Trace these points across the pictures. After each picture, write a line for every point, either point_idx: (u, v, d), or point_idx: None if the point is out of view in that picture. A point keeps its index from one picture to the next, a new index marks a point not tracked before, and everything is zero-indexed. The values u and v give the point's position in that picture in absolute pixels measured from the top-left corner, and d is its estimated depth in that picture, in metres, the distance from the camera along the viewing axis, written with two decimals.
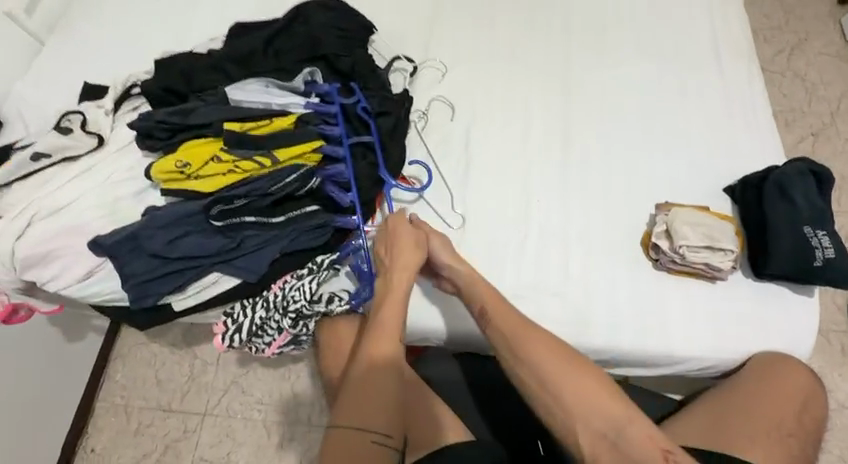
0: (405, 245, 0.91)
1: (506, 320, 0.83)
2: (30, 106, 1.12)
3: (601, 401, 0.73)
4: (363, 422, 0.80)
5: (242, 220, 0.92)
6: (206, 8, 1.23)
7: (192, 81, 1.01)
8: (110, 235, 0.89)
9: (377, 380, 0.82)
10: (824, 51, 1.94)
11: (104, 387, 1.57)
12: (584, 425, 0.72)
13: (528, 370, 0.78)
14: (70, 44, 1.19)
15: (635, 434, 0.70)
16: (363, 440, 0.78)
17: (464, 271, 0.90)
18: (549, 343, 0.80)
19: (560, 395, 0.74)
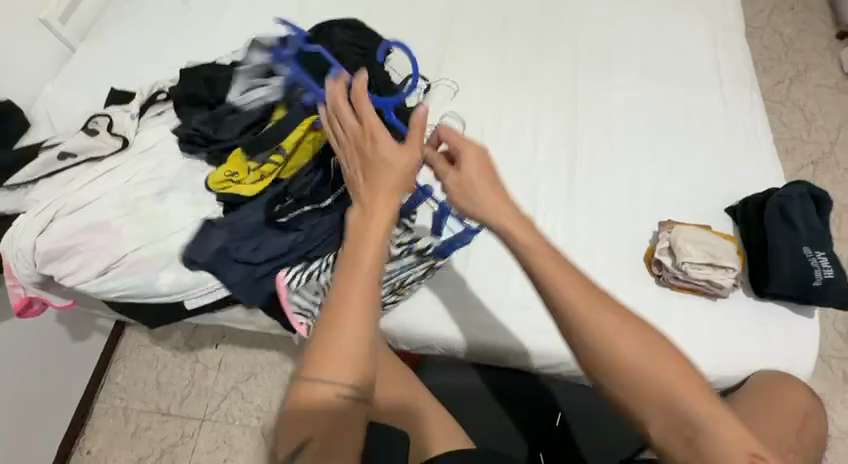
0: (388, 155, 0.68)
1: (575, 288, 0.64)
2: (58, 109, 1.18)
3: (683, 395, 0.59)
4: (326, 373, 0.61)
5: (306, 209, 0.96)
6: (230, 22, 1.29)
7: (215, 88, 1.04)
8: (198, 253, 0.92)
9: (343, 326, 0.62)
10: (822, 83, 2.00)
11: (104, 387, 1.57)
12: (657, 418, 0.60)
13: (601, 352, 0.62)
14: (98, 51, 1.25)
15: (721, 435, 0.58)
16: (323, 391, 0.61)
17: (511, 223, 0.69)
18: (628, 319, 0.63)
19: (639, 383, 0.60)
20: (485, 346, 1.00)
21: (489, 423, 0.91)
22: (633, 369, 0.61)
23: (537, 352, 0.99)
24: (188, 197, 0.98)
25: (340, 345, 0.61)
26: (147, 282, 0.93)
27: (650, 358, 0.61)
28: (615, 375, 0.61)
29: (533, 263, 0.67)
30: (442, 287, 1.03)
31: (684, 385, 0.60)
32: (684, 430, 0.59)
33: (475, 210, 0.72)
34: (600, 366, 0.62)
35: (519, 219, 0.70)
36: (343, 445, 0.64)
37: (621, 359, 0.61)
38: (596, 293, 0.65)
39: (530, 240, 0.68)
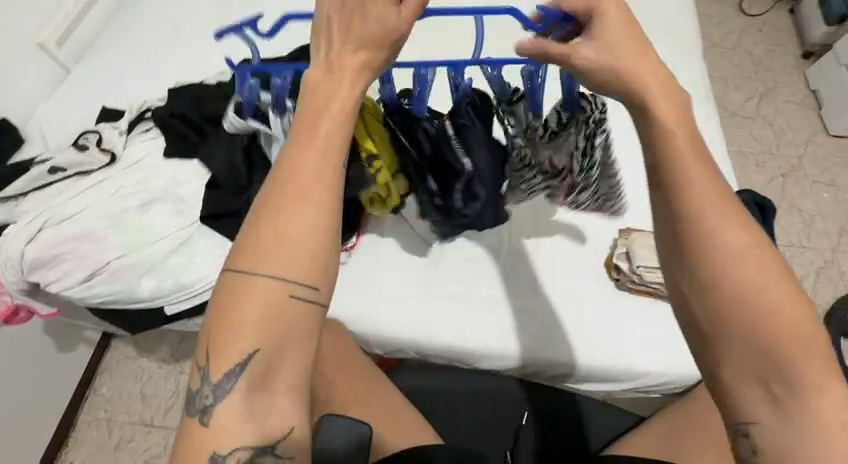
0: (371, 24, 0.63)
1: (707, 189, 0.63)
2: (53, 127, 1.24)
3: (782, 328, 0.58)
4: (273, 270, 0.60)
5: (458, 163, 0.91)
6: (218, 46, 1.37)
7: (202, 107, 1.10)
8: (449, 228, 1.07)
9: (292, 222, 0.60)
10: (790, 99, 2.09)
11: (89, 399, 1.59)
12: (745, 344, 0.59)
13: (720, 253, 0.61)
14: (93, 73, 1.32)
15: (805, 374, 0.58)
16: (276, 295, 0.59)
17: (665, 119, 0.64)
18: (751, 246, 0.61)
19: (740, 300, 0.60)
20: (456, 349, 1.04)
21: (458, 422, 0.95)
22: (747, 293, 0.60)
23: (506, 355, 1.03)
24: (171, 208, 1.04)
25: (292, 246, 0.60)
26: (128, 288, 0.98)
27: (764, 289, 0.59)
28: (723, 291, 0.60)
29: (675, 170, 0.63)
30: (412, 292, 1.08)
31: (787, 297, 0.60)
32: (766, 379, 0.59)
33: (618, 74, 0.65)
34: (697, 279, 0.62)
35: (668, 115, 0.64)
36: (286, 366, 0.60)
37: (727, 281, 0.60)
38: (727, 208, 0.63)
39: (672, 125, 0.64)
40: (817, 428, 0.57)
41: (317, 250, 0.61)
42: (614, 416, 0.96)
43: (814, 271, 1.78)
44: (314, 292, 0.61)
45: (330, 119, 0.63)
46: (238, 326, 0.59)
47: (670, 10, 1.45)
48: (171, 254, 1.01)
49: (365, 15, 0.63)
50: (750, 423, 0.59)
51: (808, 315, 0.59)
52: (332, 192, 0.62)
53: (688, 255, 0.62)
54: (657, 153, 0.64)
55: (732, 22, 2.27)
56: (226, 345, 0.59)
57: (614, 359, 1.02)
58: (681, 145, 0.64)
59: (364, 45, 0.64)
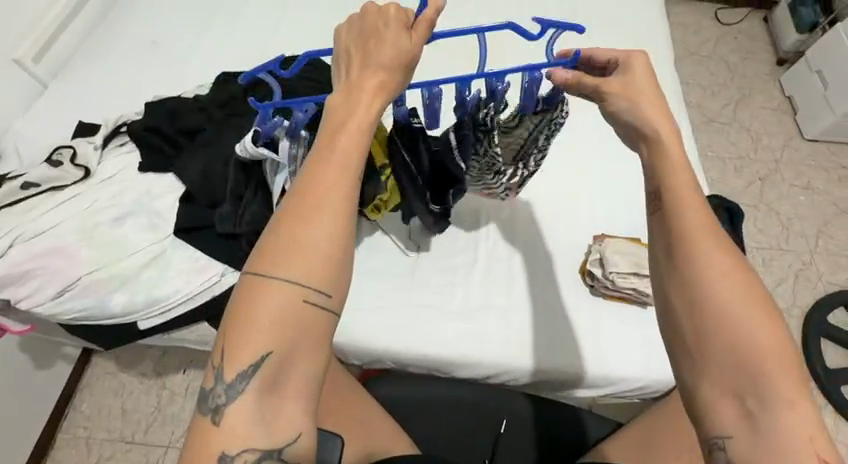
0: (389, 55, 0.66)
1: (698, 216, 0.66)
2: (27, 143, 1.24)
3: (762, 346, 0.59)
4: (296, 275, 0.61)
5: (454, 167, 0.95)
6: (197, 60, 1.38)
7: (176, 121, 1.12)
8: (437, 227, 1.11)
9: (311, 235, 0.61)
10: (765, 105, 2.14)
11: (68, 417, 1.56)
12: (723, 364, 0.60)
13: (710, 276, 0.63)
14: (70, 88, 1.32)
15: (782, 403, 0.57)
16: (291, 298, 0.60)
17: (672, 147, 0.70)
18: (735, 262, 0.64)
19: (725, 321, 0.61)
20: (432, 359, 1.04)
21: (436, 431, 0.95)
22: (727, 304, 0.61)
23: (482, 364, 1.03)
24: (145, 222, 1.04)
25: (310, 253, 0.61)
26: (100, 303, 0.97)
27: (746, 303, 0.61)
28: (710, 312, 0.61)
29: (675, 192, 0.68)
30: (389, 302, 1.08)
31: (767, 326, 0.60)
32: (740, 392, 0.59)
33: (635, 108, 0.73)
34: (681, 287, 0.64)
35: (676, 147, 0.70)
36: (298, 373, 0.60)
37: (711, 291, 0.62)
38: (718, 235, 0.65)
39: (673, 153, 0.70)
40: (790, 443, 0.56)
41: (333, 257, 0.62)
42: (590, 420, 0.95)
43: (793, 273, 1.80)
44: (327, 300, 0.61)
45: (348, 136, 0.64)
46: (252, 327, 0.59)
47: (641, 22, 1.50)
48: (144, 268, 1.00)
49: (382, 43, 0.66)
50: (725, 436, 0.59)
51: (785, 336, 0.60)
52: (349, 203, 0.63)
53: (678, 274, 0.64)
54: (656, 178, 0.70)
55: (708, 31, 2.32)
56: (236, 346, 0.59)
57: (592, 365, 1.02)
58: (670, 169, 0.69)
59: (384, 66, 0.65)
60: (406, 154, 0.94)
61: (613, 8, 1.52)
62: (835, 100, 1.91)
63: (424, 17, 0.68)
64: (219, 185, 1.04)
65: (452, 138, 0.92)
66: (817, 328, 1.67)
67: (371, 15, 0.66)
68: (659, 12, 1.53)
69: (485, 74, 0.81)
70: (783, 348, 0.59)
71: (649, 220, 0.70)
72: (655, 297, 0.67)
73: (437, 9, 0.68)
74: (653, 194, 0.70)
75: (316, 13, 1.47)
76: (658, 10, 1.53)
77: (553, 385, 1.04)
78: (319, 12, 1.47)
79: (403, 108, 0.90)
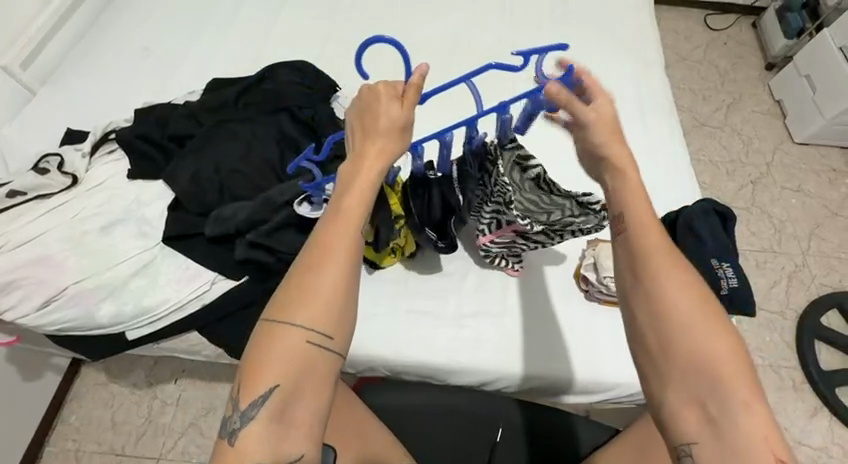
0: (384, 116, 0.67)
1: (658, 249, 0.70)
2: (15, 150, 1.22)
3: (723, 370, 0.64)
4: (304, 317, 0.63)
5: (457, 199, 0.96)
6: (189, 67, 1.38)
7: (166, 127, 1.11)
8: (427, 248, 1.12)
9: (318, 279, 0.64)
10: (756, 110, 2.16)
11: (56, 430, 1.53)
12: (685, 385, 0.65)
13: (669, 307, 0.67)
14: (59, 95, 1.31)
15: (743, 422, 0.61)
16: (298, 338, 0.62)
17: (634, 182, 0.73)
18: (692, 284, 0.68)
19: (686, 348, 0.65)
20: (427, 367, 1.03)
21: (429, 440, 0.93)
22: (686, 324, 0.66)
23: (477, 371, 1.02)
24: (134, 230, 1.02)
25: (318, 296, 0.64)
26: (87, 314, 0.95)
27: (702, 322, 0.66)
28: (671, 339, 0.66)
29: (635, 227, 0.71)
30: (383, 311, 1.07)
31: (726, 353, 0.64)
32: (701, 398, 0.64)
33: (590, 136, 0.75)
34: (646, 308, 0.68)
35: (639, 183, 0.74)
36: (302, 406, 0.61)
37: (671, 310, 0.67)
38: (678, 268, 0.69)
39: (632, 186, 0.73)
40: (749, 447, 0.60)
41: (340, 298, 0.64)
42: (586, 426, 0.94)
43: (786, 276, 1.81)
44: (331, 341, 0.63)
45: (354, 189, 0.67)
46: (266, 366, 0.61)
47: (631, 28, 1.51)
48: (133, 277, 0.98)
49: (379, 104, 0.68)
50: (690, 442, 0.63)
51: (744, 362, 0.65)
52: (351, 245, 0.66)
53: (635, 304, 0.69)
54: (619, 209, 0.73)
55: (698, 37, 2.35)
56: (248, 385, 0.61)
57: (587, 371, 1.01)
58: (630, 198, 0.73)
59: (381, 133, 0.67)
60: (414, 202, 0.97)
61: (604, 15, 1.53)
62: (824, 104, 1.94)
63: (411, 84, 0.69)
64: (210, 192, 1.04)
65: (453, 172, 0.95)
66: (811, 330, 1.67)
67: (369, 90, 0.68)
68: (649, 18, 1.54)
69: (490, 112, 0.81)
70: (737, 359, 0.65)
71: (613, 246, 0.74)
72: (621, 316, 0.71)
73: (422, 74, 0.68)
74: (617, 219, 0.73)
75: (308, 20, 1.47)
76: (649, 17, 1.55)
77: (549, 392, 1.03)
78: (311, 18, 1.47)
79: (419, 162, 0.92)
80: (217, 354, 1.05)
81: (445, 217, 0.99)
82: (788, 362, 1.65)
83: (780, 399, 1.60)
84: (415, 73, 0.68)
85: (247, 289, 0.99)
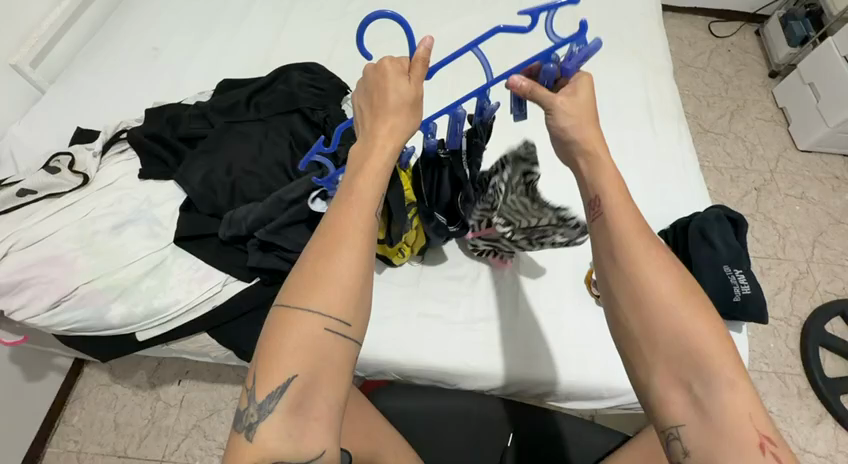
0: (394, 95, 0.67)
1: (636, 234, 0.70)
2: (23, 148, 1.21)
3: (708, 351, 0.64)
4: (320, 303, 0.62)
5: (466, 179, 0.94)
6: (199, 67, 1.38)
7: (177, 128, 1.11)
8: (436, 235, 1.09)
9: (333, 263, 0.63)
10: (759, 116, 2.17)
11: (58, 431, 1.52)
12: (673, 369, 0.64)
13: (649, 291, 0.67)
14: (68, 94, 1.31)
15: (729, 401, 0.61)
16: (315, 325, 0.61)
17: (608, 164, 0.74)
18: (670, 265, 0.69)
19: (671, 332, 0.65)
20: (438, 370, 1.02)
21: (440, 445, 0.93)
22: (668, 308, 0.66)
23: (488, 375, 1.02)
24: (145, 230, 1.01)
25: (334, 280, 0.63)
26: (97, 314, 0.94)
27: (681, 304, 0.66)
28: (655, 323, 0.66)
29: (612, 211, 0.71)
30: (393, 313, 1.07)
31: (708, 332, 0.65)
32: (688, 382, 0.63)
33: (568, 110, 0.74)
34: (627, 292, 0.68)
35: (612, 165, 0.74)
36: (320, 393, 0.60)
37: (653, 296, 0.66)
38: (655, 250, 0.69)
39: (606, 166, 0.74)
40: (735, 426, 0.60)
41: (358, 279, 0.63)
42: (599, 432, 0.94)
43: (790, 282, 1.81)
44: (348, 327, 0.62)
45: (366, 171, 0.66)
46: (281, 352, 0.60)
47: (640, 34, 1.52)
48: (144, 277, 0.98)
49: (388, 83, 0.67)
50: (679, 425, 0.63)
51: (725, 339, 0.65)
52: (366, 226, 0.65)
53: (616, 290, 0.69)
54: (596, 192, 0.73)
55: (702, 44, 2.36)
56: (264, 372, 0.60)
57: (599, 376, 1.01)
58: (604, 184, 0.73)
59: (391, 111, 0.67)
60: (427, 183, 0.96)
61: (612, 21, 1.54)
62: (828, 112, 1.94)
63: (418, 57, 0.67)
64: (221, 193, 1.03)
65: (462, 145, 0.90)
66: (815, 337, 1.68)
67: (374, 68, 0.68)
68: (657, 24, 1.55)
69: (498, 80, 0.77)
70: (718, 339, 0.65)
71: (590, 231, 0.74)
72: (602, 300, 0.71)
73: (427, 46, 0.67)
74: (593, 203, 0.73)
75: (317, 22, 1.47)
76: (656, 23, 1.56)
77: (561, 397, 1.03)
78: (320, 20, 1.48)
79: (432, 139, 0.89)
80: (226, 356, 1.04)
81: (453, 197, 0.97)
82: (792, 368, 1.65)
83: (785, 406, 1.59)
84: (420, 45, 0.67)
85: (258, 291, 0.99)
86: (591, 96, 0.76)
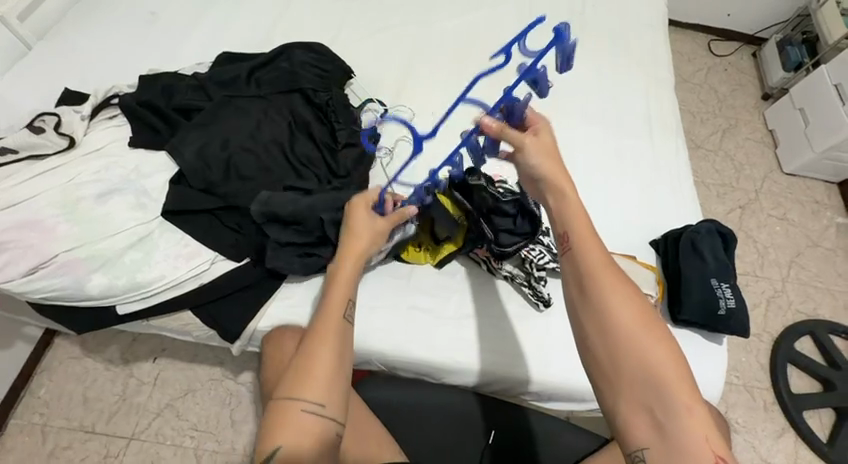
0: (364, 231, 0.89)
1: (598, 265, 0.73)
2: (4, 104, 1.15)
3: (668, 378, 0.67)
4: (301, 388, 0.73)
5: (508, 208, 0.98)
6: (197, 36, 1.33)
7: (172, 98, 1.07)
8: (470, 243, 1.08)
9: (317, 354, 0.76)
10: (750, 137, 2.23)
11: (23, 402, 1.46)
12: (635, 398, 0.67)
13: (611, 324, 0.70)
14: (56, 52, 1.25)
15: (687, 425, 0.64)
16: (296, 407, 0.72)
17: (570, 192, 0.77)
18: (634, 296, 0.72)
19: (632, 360, 0.68)
20: (424, 364, 1.02)
21: (423, 439, 0.93)
22: (629, 337, 0.69)
23: (473, 371, 1.02)
24: (131, 200, 0.98)
25: (316, 370, 0.74)
26: (77, 284, 0.91)
27: (643, 333, 0.69)
28: (617, 349, 0.69)
29: (576, 239, 0.75)
30: (385, 303, 1.06)
31: (667, 356, 0.68)
32: (650, 406, 0.66)
33: (539, 143, 0.79)
34: (594, 325, 0.71)
35: (575, 192, 0.78)
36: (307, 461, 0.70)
37: (616, 324, 0.70)
38: (617, 279, 0.73)
39: (570, 195, 0.78)
40: (692, 448, 0.64)
41: (340, 366, 0.76)
42: (579, 434, 0.95)
43: (765, 300, 1.87)
44: (324, 407, 0.72)
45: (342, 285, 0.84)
46: (274, 429, 0.71)
47: (645, 45, 1.53)
48: (128, 249, 0.94)
49: (360, 223, 0.90)
50: (642, 447, 0.66)
51: (683, 363, 0.69)
52: (341, 324, 0.80)
53: (581, 323, 0.72)
54: (563, 221, 0.77)
55: (700, 60, 2.40)
56: (263, 446, 0.70)
57: (585, 380, 1.01)
58: (571, 215, 0.76)
59: (364, 241, 0.88)
60: (465, 197, 1.00)
61: (619, 30, 1.55)
62: (815, 138, 2.00)
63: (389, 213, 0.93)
64: (215, 169, 1.00)
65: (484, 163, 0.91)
66: (784, 354, 1.74)
67: (350, 211, 0.92)
68: (662, 37, 1.57)
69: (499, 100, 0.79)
70: (676, 362, 0.68)
71: (559, 259, 0.77)
72: (574, 334, 0.74)
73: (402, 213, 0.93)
74: (562, 236, 0.77)
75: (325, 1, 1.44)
76: (663, 36, 1.57)
77: (542, 398, 1.04)
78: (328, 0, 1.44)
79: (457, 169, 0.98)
80: (207, 336, 1.01)
81: (493, 221, 0.99)
82: (761, 383, 1.71)
83: (752, 418, 1.66)
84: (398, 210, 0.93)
85: (248, 271, 0.97)
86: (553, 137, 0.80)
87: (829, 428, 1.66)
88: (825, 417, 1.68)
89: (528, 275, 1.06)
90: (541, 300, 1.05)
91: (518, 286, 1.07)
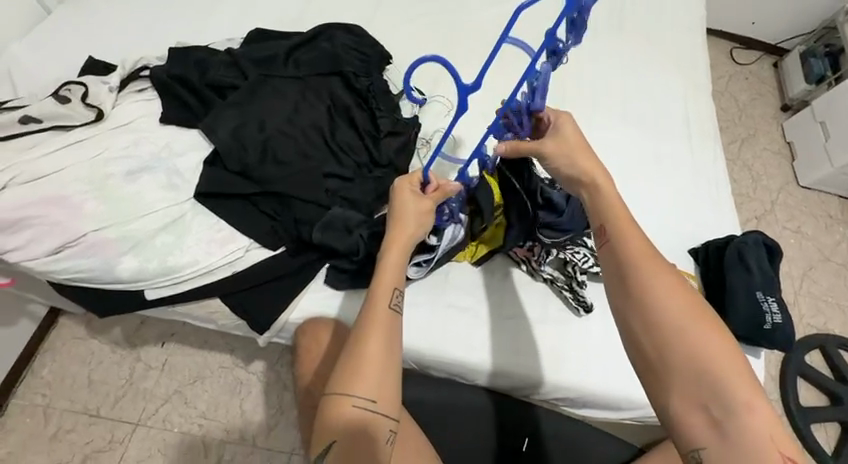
0: (410, 213, 0.82)
1: (642, 256, 0.71)
2: (22, 70, 1.09)
3: (725, 374, 0.64)
4: (346, 382, 0.71)
5: (557, 200, 0.93)
6: (227, 10, 1.26)
7: (205, 74, 1.01)
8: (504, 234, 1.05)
9: (363, 345, 0.72)
10: (768, 147, 2.21)
11: (25, 381, 1.41)
12: (689, 395, 0.65)
13: (659, 318, 0.68)
14: (77, 18, 1.18)
15: (748, 423, 0.62)
16: (344, 403, 0.70)
17: (604, 181, 0.77)
18: (681, 289, 0.70)
19: (685, 356, 0.65)
20: (458, 364, 0.99)
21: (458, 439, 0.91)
22: (679, 332, 0.67)
23: (508, 374, 0.99)
24: (162, 179, 0.92)
25: (363, 364, 0.71)
26: (105, 265, 0.86)
27: (696, 328, 0.66)
28: (668, 345, 0.66)
29: (616, 230, 0.73)
30: (421, 301, 1.02)
31: (721, 351, 0.65)
32: (707, 405, 0.64)
33: (562, 136, 0.79)
34: (641, 320, 0.69)
35: (610, 180, 0.77)
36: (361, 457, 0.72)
37: (665, 319, 0.67)
38: (663, 272, 0.70)
39: (604, 184, 0.77)
40: (756, 447, 0.61)
41: (385, 357, 0.72)
42: (616, 442, 0.93)
43: None
44: (374, 403, 0.70)
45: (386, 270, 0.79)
46: (324, 423, 0.71)
47: (683, 48, 1.50)
48: (159, 231, 0.90)
49: (406, 203, 0.83)
50: (701, 447, 0.64)
51: (738, 357, 0.66)
52: (391, 313, 0.76)
53: (624, 318, 0.70)
54: (598, 213, 0.76)
55: (722, 67, 2.37)
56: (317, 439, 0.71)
57: (622, 387, 0.99)
58: (610, 206, 0.75)
59: (411, 221, 0.81)
60: (517, 184, 0.94)
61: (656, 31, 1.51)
62: (834, 153, 1.99)
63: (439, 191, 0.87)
64: (251, 150, 0.94)
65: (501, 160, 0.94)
66: (794, 367, 1.74)
67: (396, 190, 0.84)
68: (699, 42, 1.53)
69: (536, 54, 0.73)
70: (732, 357, 0.66)
71: (598, 253, 0.76)
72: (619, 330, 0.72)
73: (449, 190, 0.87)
74: (600, 230, 0.75)
75: None
76: (700, 41, 1.53)
77: (575, 403, 1.02)
78: None
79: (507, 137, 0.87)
80: (234, 325, 0.97)
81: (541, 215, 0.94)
82: (770, 394, 1.71)
83: None
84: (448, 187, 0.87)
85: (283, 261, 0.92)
86: (574, 127, 0.80)
87: (834, 441, 1.67)
88: (831, 430, 1.69)
89: (569, 279, 1.04)
90: (581, 305, 1.03)
91: (559, 289, 1.04)
